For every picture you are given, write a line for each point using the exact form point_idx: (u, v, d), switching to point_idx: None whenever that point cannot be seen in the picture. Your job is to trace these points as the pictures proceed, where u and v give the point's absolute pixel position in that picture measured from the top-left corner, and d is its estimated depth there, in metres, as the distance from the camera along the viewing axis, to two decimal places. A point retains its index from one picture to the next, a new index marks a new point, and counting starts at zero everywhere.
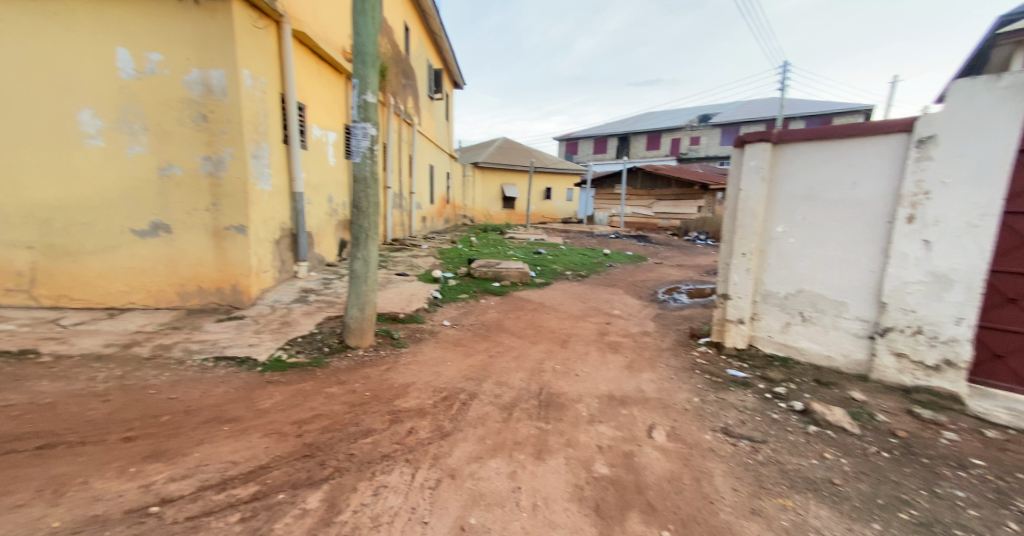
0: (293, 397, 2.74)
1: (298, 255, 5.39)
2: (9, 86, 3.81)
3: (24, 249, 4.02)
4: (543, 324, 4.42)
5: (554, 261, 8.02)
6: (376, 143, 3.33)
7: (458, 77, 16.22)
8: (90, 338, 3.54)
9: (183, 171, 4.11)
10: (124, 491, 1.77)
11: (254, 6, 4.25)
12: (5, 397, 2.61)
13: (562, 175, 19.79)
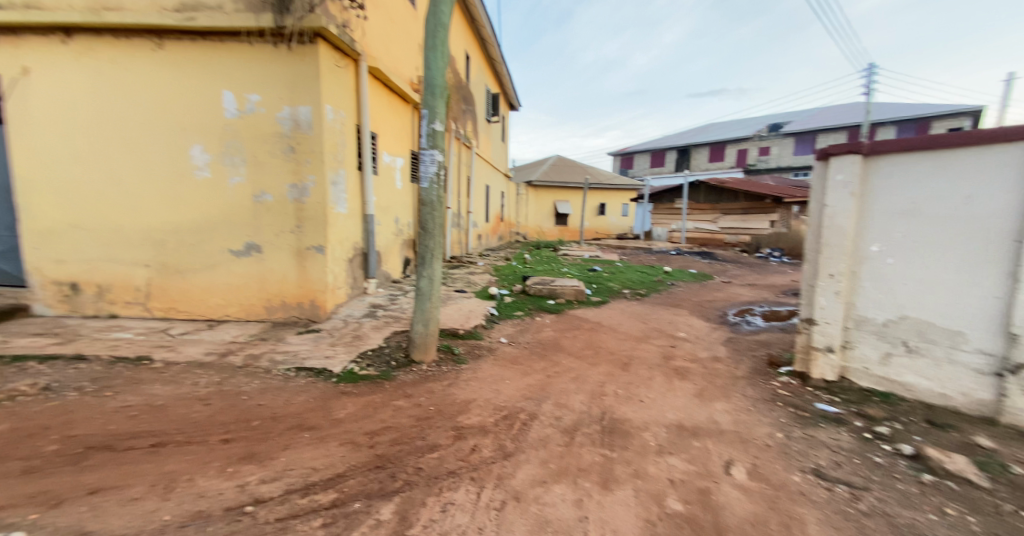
0: (364, 409, 2.90)
1: (367, 272, 5.76)
2: (136, 128, 4.47)
3: (144, 267, 4.66)
4: (603, 344, 4.30)
5: (611, 279, 7.82)
6: (443, 169, 3.52)
7: (513, 100, 16.71)
8: (195, 347, 4.01)
9: (273, 197, 4.60)
10: (223, 490, 1.97)
11: (336, 48, 4.72)
12: (128, 397, 3.02)
13: (619, 191, 19.42)
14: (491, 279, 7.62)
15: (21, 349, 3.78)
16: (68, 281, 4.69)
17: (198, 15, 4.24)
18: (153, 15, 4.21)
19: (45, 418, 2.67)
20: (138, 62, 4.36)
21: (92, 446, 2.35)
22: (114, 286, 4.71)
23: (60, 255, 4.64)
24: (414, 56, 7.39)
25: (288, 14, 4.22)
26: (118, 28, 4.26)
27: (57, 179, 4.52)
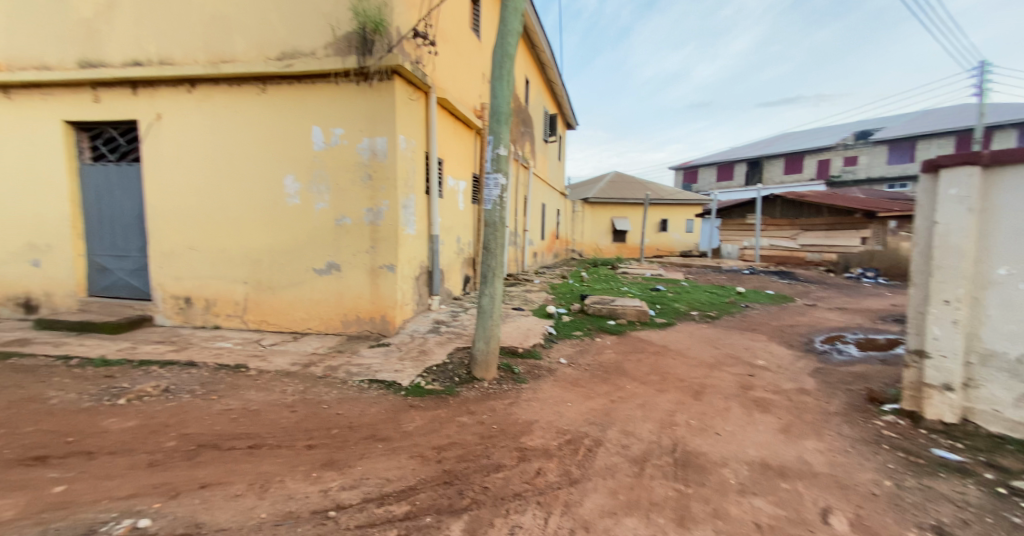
0: (431, 423, 2.99)
1: (432, 289, 6.00)
2: (242, 162, 5.10)
3: (242, 284, 5.24)
4: (670, 369, 4.08)
5: (676, 299, 7.43)
6: (506, 192, 3.59)
7: (571, 119, 16.84)
8: (282, 357, 4.39)
9: (352, 221, 4.99)
10: (309, 493, 2.12)
11: (410, 82, 5.09)
12: (228, 401, 3.37)
13: (682, 206, 18.54)
14: (549, 297, 7.58)
15: (147, 354, 4.39)
16: (183, 295, 5.40)
17: (295, 61, 4.80)
18: (259, 64, 4.85)
19: (164, 416, 3.06)
20: (246, 105, 5.00)
21: (201, 444, 2.66)
22: (218, 300, 5.34)
23: (178, 273, 5.37)
24: (478, 84, 7.75)
25: (370, 55, 4.65)
26: (232, 77, 4.94)
27: (178, 207, 5.27)
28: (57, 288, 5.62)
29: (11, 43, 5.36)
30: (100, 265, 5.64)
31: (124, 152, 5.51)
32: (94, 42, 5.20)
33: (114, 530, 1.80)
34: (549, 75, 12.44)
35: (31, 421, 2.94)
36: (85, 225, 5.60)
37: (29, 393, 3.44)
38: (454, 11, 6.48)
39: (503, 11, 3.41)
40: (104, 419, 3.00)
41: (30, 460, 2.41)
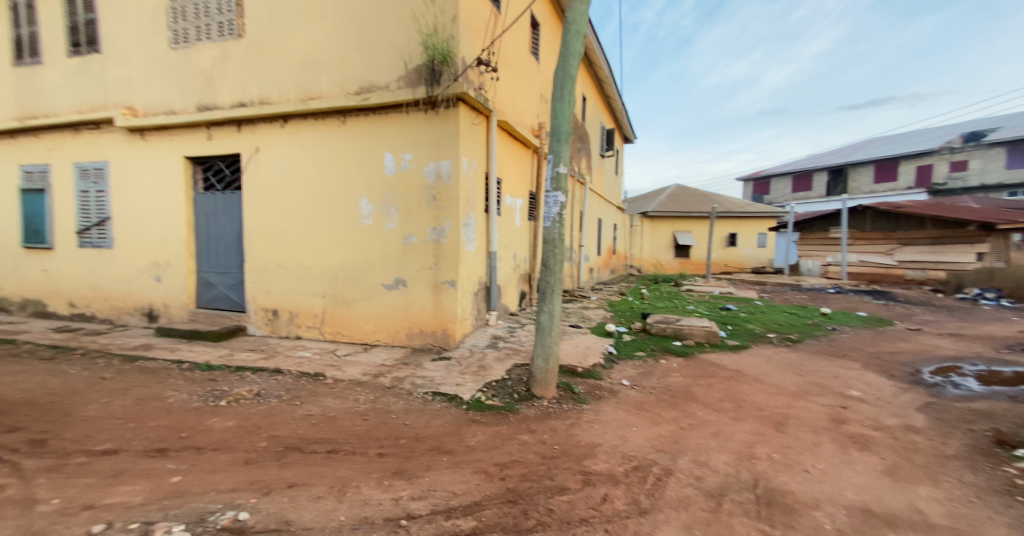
0: (493, 439, 3.02)
1: (490, 305, 6.12)
2: (323, 187, 5.60)
3: (321, 298, 5.69)
4: (744, 396, 3.79)
5: (748, 320, 6.91)
6: (565, 209, 3.59)
7: (629, 133, 16.56)
8: (355, 367, 4.68)
9: (418, 239, 5.26)
10: (381, 501, 2.22)
11: (473, 107, 5.33)
12: (308, 407, 3.66)
13: (753, 219, 17.34)
14: (607, 315, 7.40)
15: (241, 360, 4.89)
16: (271, 307, 5.98)
17: (371, 94, 5.24)
18: (340, 99, 5.35)
19: (256, 418, 3.38)
20: (328, 136, 5.52)
21: (288, 446, 2.90)
22: (300, 312, 5.84)
23: (267, 287, 5.96)
24: (536, 105, 7.92)
25: (437, 85, 4.95)
26: (317, 112, 5.49)
27: (269, 228, 5.89)
28: (173, 300, 6.47)
29: (147, 94, 6.39)
30: (206, 281, 6.42)
31: (228, 182, 6.29)
32: (208, 88, 6.05)
33: (219, 521, 2.01)
34: (607, 91, 12.39)
35: (152, 416, 3.39)
36: (196, 245, 6.43)
37: (150, 392, 3.97)
38: (515, 37, 6.72)
39: (565, 34, 3.48)
40: (208, 418, 3.38)
41: (152, 452, 2.78)
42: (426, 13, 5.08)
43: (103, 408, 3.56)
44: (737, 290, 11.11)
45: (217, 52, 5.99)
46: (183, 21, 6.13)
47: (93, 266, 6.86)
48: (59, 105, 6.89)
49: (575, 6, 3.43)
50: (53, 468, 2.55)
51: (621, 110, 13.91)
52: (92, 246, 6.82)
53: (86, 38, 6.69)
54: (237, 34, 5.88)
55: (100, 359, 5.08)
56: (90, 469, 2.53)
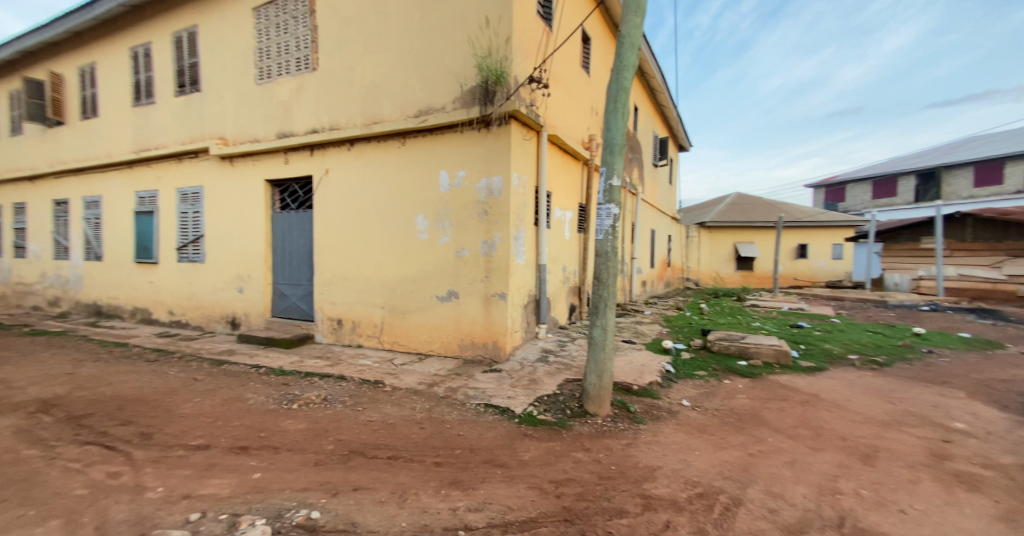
0: (546, 455, 2.99)
1: (540, 318, 6.12)
2: (383, 204, 5.93)
3: (380, 308, 5.99)
4: (822, 424, 3.47)
5: (824, 339, 6.34)
6: (619, 221, 3.54)
7: (684, 141, 16.07)
8: (411, 376, 4.85)
9: (469, 252, 5.40)
10: (440, 510, 2.28)
11: (524, 124, 5.45)
12: (370, 413, 3.84)
13: (826, 228, 16.00)
14: (663, 330, 7.11)
15: (310, 366, 5.25)
16: (336, 317, 6.38)
17: (429, 116, 5.51)
18: (400, 122, 5.68)
19: (324, 422, 3.61)
20: (389, 157, 5.87)
21: (352, 450, 3.06)
22: (361, 322, 6.17)
23: (333, 298, 6.37)
24: (587, 118, 7.92)
25: (491, 104, 5.11)
26: (379, 134, 5.86)
27: (336, 244, 6.32)
28: (252, 309, 7.09)
29: (236, 124, 7.16)
30: (280, 292, 6.99)
31: (301, 201, 6.84)
32: (287, 117, 6.67)
33: (295, 518, 2.16)
34: (661, 100, 12.13)
35: (235, 416, 3.73)
36: (273, 259, 7.03)
37: (234, 393, 4.37)
38: (566, 53, 6.80)
39: (619, 48, 3.48)
40: (282, 420, 3.65)
41: (237, 449, 3.05)
42: (481, 36, 5.29)
43: (195, 406, 3.97)
44: (809, 306, 10.25)
45: (295, 84, 6.60)
46: (267, 58, 6.84)
47: (188, 278, 7.71)
48: (166, 137, 7.90)
49: (629, 19, 3.43)
50: (157, 459, 2.88)
51: (676, 118, 13.54)
52: (188, 260, 7.68)
53: (188, 79, 7.66)
54: (312, 67, 6.45)
55: (193, 362, 5.67)
56: (186, 462, 2.83)
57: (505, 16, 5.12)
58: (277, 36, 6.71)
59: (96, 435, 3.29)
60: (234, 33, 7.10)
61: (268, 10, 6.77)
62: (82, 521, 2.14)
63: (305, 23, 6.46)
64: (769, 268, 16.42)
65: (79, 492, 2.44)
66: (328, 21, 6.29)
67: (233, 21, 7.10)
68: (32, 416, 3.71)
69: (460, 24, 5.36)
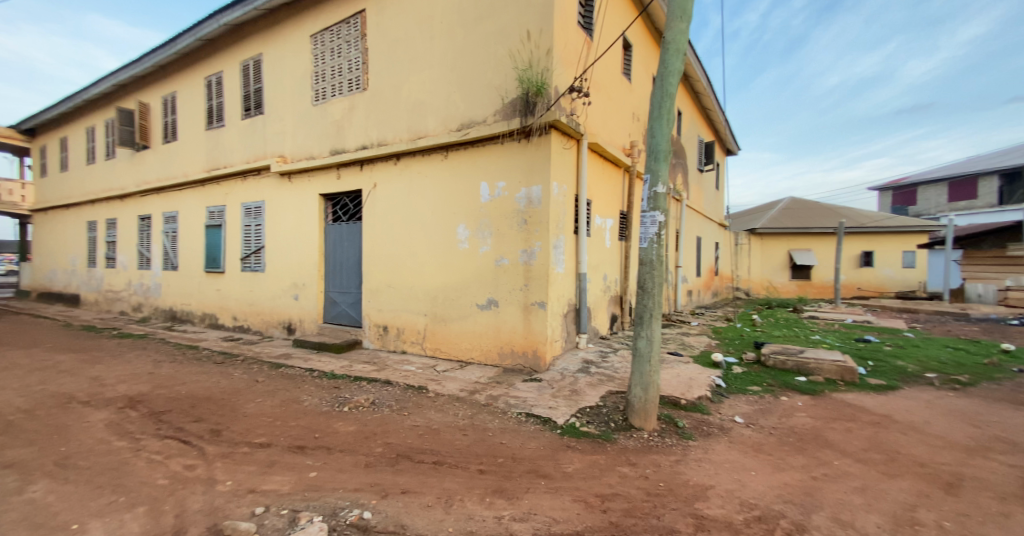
0: (590, 467, 2.94)
1: (580, 327, 6.04)
2: (427, 215, 6.12)
3: (423, 316, 6.15)
4: (895, 448, 3.19)
5: (895, 355, 5.81)
6: (664, 229, 3.46)
7: (731, 145, 15.49)
8: (453, 383, 4.93)
9: (509, 261, 5.44)
10: (485, 518, 2.30)
11: (564, 133, 5.46)
12: (415, 418, 3.94)
13: (894, 234, 14.73)
14: (712, 342, 6.80)
15: (358, 371, 5.47)
16: (382, 324, 6.62)
17: (471, 129, 5.65)
18: (444, 136, 5.86)
19: (373, 425, 3.74)
20: (433, 169, 6.06)
21: (400, 454, 3.15)
22: (405, 329, 6.37)
23: (379, 306, 6.62)
24: (629, 124, 7.82)
25: (532, 115, 5.17)
26: (424, 148, 6.08)
27: (382, 253, 6.58)
28: (306, 316, 7.50)
29: (294, 143, 7.68)
30: (331, 299, 7.35)
31: (351, 213, 7.20)
32: (339, 135, 7.07)
33: (348, 517, 2.26)
34: (707, 104, 11.76)
35: (293, 416, 3.95)
36: (325, 268, 7.41)
37: (291, 395, 4.63)
38: (607, 61, 6.78)
39: (664, 54, 3.42)
40: (334, 422, 3.83)
41: (294, 448, 3.23)
42: (522, 49, 5.38)
43: (257, 406, 4.24)
44: (876, 319, 9.45)
45: (347, 104, 7.00)
46: (323, 81, 7.30)
47: (250, 286, 8.28)
48: (234, 157, 8.60)
49: (674, 25, 3.37)
50: (226, 454, 3.10)
51: (723, 122, 13.07)
52: (251, 270, 8.27)
53: (253, 103, 8.31)
54: (362, 87, 6.82)
55: (254, 364, 6.07)
56: (251, 458, 3.03)
57: (546, 28, 5.18)
58: (332, 59, 7.15)
59: (174, 430, 3.60)
60: (294, 59, 7.65)
61: (324, 36, 7.25)
62: (164, 508, 2.35)
63: (357, 46, 6.86)
64: (828, 276, 15.53)
65: (161, 481, 2.68)
66: (377, 43, 6.64)
67: (293, 48, 7.66)
68: (121, 410, 4.12)
69: (502, 39, 5.49)
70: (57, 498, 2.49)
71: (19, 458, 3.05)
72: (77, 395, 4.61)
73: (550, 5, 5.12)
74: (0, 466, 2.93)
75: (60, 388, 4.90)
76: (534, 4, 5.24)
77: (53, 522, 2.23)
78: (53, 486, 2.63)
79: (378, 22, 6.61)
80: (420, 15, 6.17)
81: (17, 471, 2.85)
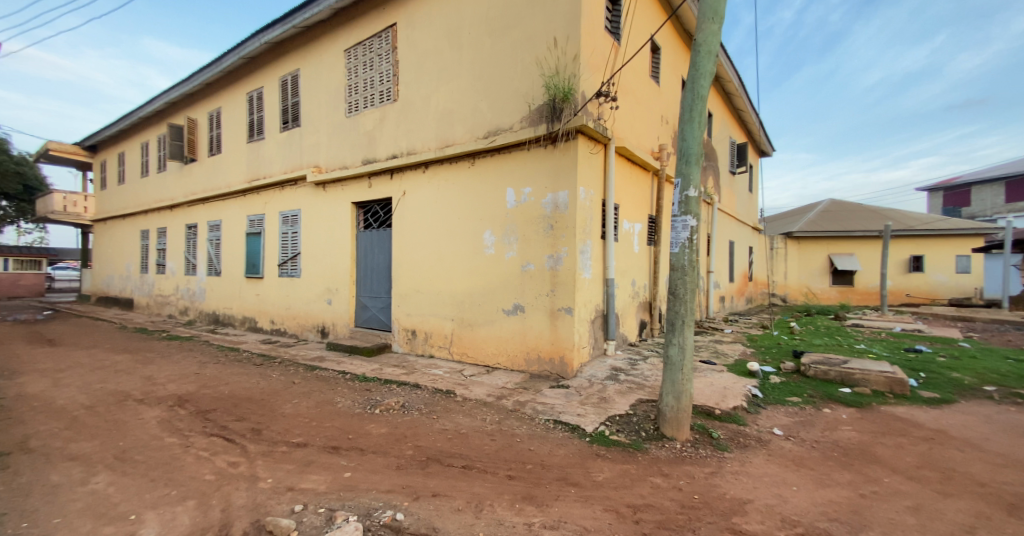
0: (621, 477, 2.89)
1: (608, 333, 5.96)
2: (454, 222, 6.21)
3: (450, 320, 6.23)
4: (952, 466, 2.98)
5: (950, 367, 5.43)
6: (696, 234, 3.39)
7: (765, 146, 15.01)
8: (481, 388, 4.95)
9: (535, 267, 5.44)
10: (515, 524, 2.30)
11: (591, 138, 5.45)
12: (444, 422, 3.99)
13: (947, 237, 13.81)
14: (746, 351, 6.56)
15: (388, 374, 5.58)
16: (410, 328, 6.74)
17: (498, 136, 5.72)
18: (471, 143, 5.95)
19: (403, 428, 3.81)
20: (460, 177, 6.16)
21: (430, 457, 3.20)
22: (433, 333, 6.46)
23: (408, 310, 6.75)
24: (657, 128, 7.70)
25: (558, 121, 5.18)
26: (452, 156, 6.19)
27: (411, 259, 6.72)
28: (338, 320, 7.73)
29: (328, 153, 7.97)
30: (362, 304, 7.55)
31: (381, 220, 7.39)
32: (371, 145, 7.29)
33: (382, 518, 2.31)
34: (739, 105, 11.45)
35: (327, 417, 4.07)
36: (357, 274, 7.63)
37: (325, 396, 4.78)
38: (635, 65, 6.72)
39: (694, 57, 3.37)
40: (367, 424, 3.92)
41: (330, 448, 3.33)
42: (549, 56, 5.41)
43: (294, 407, 4.40)
44: (928, 328, 8.87)
45: (378, 114, 7.22)
46: (356, 93, 7.57)
47: (287, 291, 8.62)
48: (272, 167, 9.01)
49: (706, 27, 3.32)
50: (266, 453, 3.23)
51: (756, 123, 12.69)
52: (287, 275, 8.61)
53: (291, 116, 8.70)
54: (393, 98, 7.03)
55: (290, 366, 6.30)
56: (289, 457, 3.15)
57: (573, 35, 5.19)
58: (365, 72, 7.41)
59: (218, 428, 3.78)
60: (329, 73, 7.97)
61: (357, 50, 7.52)
62: (211, 503, 2.47)
63: (388, 59, 7.07)
64: (873, 282, 14.63)
65: (208, 477, 2.82)
66: (407, 55, 6.83)
67: (328, 63, 7.98)
68: (171, 408, 4.36)
69: (529, 47, 5.54)
70: (116, 489, 2.66)
71: (82, 451, 3.28)
72: (132, 393, 4.92)
73: (577, 11, 5.14)
74: (67, 458, 3.16)
75: (116, 386, 5.24)
76: (561, 12, 5.27)
77: (113, 512, 2.39)
78: (113, 478, 2.82)
79: (409, 34, 6.80)
80: (449, 26, 6.31)
81: (81, 463, 3.06)
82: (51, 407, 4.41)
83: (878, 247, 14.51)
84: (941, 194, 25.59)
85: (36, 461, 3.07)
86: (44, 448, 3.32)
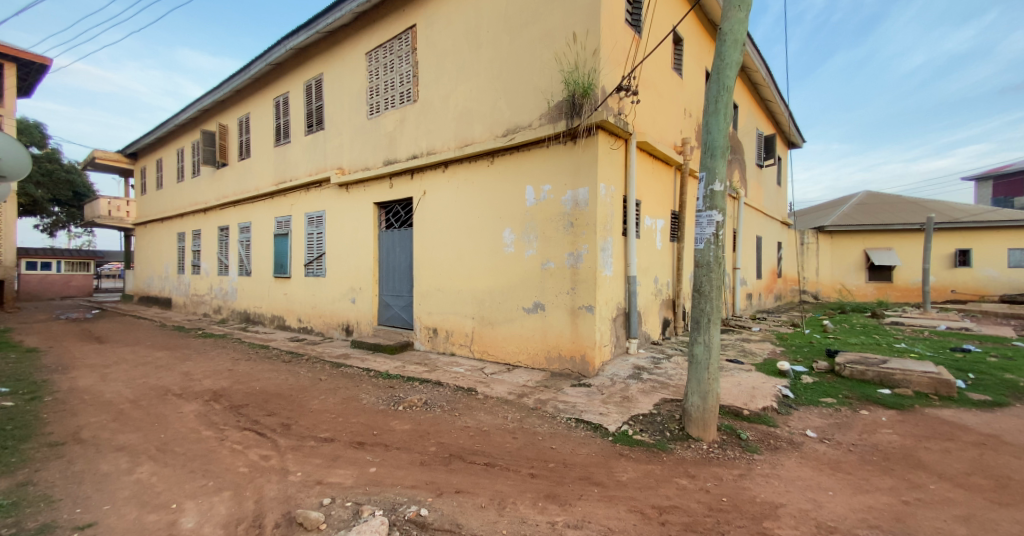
0: (646, 478, 2.83)
1: (630, 332, 5.87)
2: (474, 219, 6.22)
3: (471, 318, 6.25)
4: (1006, 473, 2.80)
5: (1003, 367, 5.11)
6: (722, 229, 3.28)
7: (796, 136, 14.43)
8: (502, 386, 4.96)
9: (556, 265, 5.40)
10: (538, 523, 2.29)
11: (611, 133, 5.36)
12: (466, 420, 4.00)
13: (998, 229, 12.96)
14: (776, 350, 6.34)
15: (411, 372, 5.66)
16: (432, 326, 6.80)
17: (517, 134, 5.69)
18: (490, 142, 5.95)
19: (426, 425, 3.85)
20: (480, 175, 6.16)
21: (453, 453, 3.22)
22: (454, 331, 6.51)
23: (430, 309, 6.81)
24: (680, 121, 7.53)
25: (578, 116, 5.10)
26: (472, 155, 6.20)
27: (431, 258, 6.78)
28: (363, 318, 7.87)
29: (351, 155, 8.13)
30: (385, 302, 7.65)
31: (403, 220, 7.48)
32: (392, 146, 7.39)
33: (407, 513, 2.34)
34: (767, 95, 11.07)
35: (353, 413, 4.15)
36: (379, 272, 7.72)
37: (351, 393, 4.87)
38: (657, 58, 6.58)
39: (720, 46, 3.26)
40: (391, 420, 3.98)
41: (355, 444, 3.39)
42: (568, 51, 5.33)
43: (322, 403, 4.50)
44: (975, 325, 8.35)
45: (399, 115, 7.30)
46: (377, 95, 7.67)
47: (313, 291, 8.83)
48: (298, 170, 9.25)
49: (732, 15, 3.20)
50: (296, 447, 3.32)
51: (785, 114, 12.25)
52: (313, 275, 8.82)
53: (315, 119, 8.91)
54: (413, 99, 7.10)
55: (317, 363, 6.47)
56: (317, 452, 3.22)
57: (592, 29, 5.12)
58: (385, 74, 7.51)
59: (251, 423, 3.90)
60: (351, 76, 8.10)
61: (377, 53, 7.61)
62: (245, 495, 2.55)
63: (408, 60, 7.13)
64: (914, 278, 13.80)
65: (242, 469, 2.91)
66: (427, 56, 6.88)
67: (351, 66, 8.11)
68: (207, 403, 4.53)
69: (549, 43, 5.48)
70: (158, 479, 2.78)
71: (128, 442, 3.44)
72: (171, 388, 5.14)
73: (597, 5, 5.05)
74: (114, 448, 3.32)
75: (158, 380, 5.50)
76: (580, 7, 5.19)
77: (156, 501, 2.50)
78: (156, 469, 2.95)
79: (427, 35, 6.85)
80: (467, 26, 6.31)
81: (127, 453, 3.22)
82: (100, 400, 4.65)
83: (920, 241, 13.72)
84: (991, 182, 24.34)
85: (87, 451, 3.24)
86: (94, 439, 3.50)
